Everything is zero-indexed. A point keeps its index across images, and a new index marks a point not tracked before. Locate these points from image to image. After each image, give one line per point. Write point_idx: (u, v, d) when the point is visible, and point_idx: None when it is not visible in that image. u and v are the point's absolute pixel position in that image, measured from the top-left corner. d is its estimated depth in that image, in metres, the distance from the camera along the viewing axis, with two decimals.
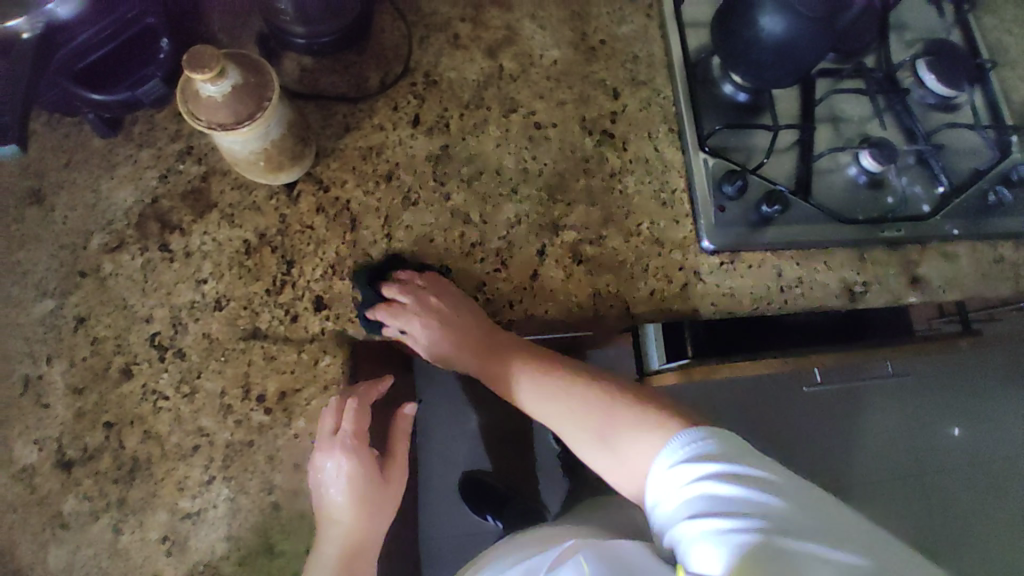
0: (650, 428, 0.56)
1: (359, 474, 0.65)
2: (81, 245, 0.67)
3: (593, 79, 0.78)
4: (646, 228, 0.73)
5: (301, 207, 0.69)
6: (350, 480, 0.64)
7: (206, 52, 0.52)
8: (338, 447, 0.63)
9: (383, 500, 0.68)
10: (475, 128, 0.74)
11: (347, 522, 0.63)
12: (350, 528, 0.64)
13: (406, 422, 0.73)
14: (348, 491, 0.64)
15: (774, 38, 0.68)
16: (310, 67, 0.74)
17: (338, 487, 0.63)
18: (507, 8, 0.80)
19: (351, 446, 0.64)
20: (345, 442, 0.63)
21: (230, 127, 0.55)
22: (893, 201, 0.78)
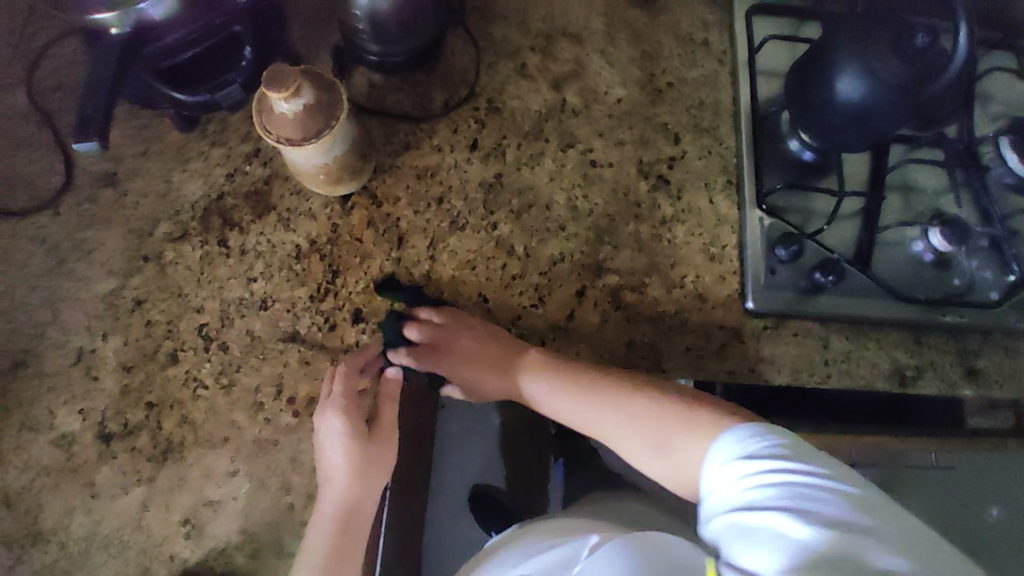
0: (692, 428, 0.54)
1: (349, 442, 0.61)
2: (147, 231, 0.71)
3: (655, 121, 0.77)
4: (690, 281, 0.72)
5: (353, 219, 0.71)
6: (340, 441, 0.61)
7: (285, 71, 0.54)
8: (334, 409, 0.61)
9: (376, 458, 0.61)
10: (530, 160, 0.74)
11: (339, 485, 0.60)
12: (340, 493, 0.60)
13: (392, 387, 0.64)
14: (345, 452, 0.61)
15: (850, 101, 0.65)
16: (379, 84, 0.76)
17: (333, 451, 0.61)
18: (578, 41, 0.80)
19: (342, 405, 0.62)
20: (336, 404, 0.62)
21: (297, 142, 0.57)
22: (959, 283, 0.74)
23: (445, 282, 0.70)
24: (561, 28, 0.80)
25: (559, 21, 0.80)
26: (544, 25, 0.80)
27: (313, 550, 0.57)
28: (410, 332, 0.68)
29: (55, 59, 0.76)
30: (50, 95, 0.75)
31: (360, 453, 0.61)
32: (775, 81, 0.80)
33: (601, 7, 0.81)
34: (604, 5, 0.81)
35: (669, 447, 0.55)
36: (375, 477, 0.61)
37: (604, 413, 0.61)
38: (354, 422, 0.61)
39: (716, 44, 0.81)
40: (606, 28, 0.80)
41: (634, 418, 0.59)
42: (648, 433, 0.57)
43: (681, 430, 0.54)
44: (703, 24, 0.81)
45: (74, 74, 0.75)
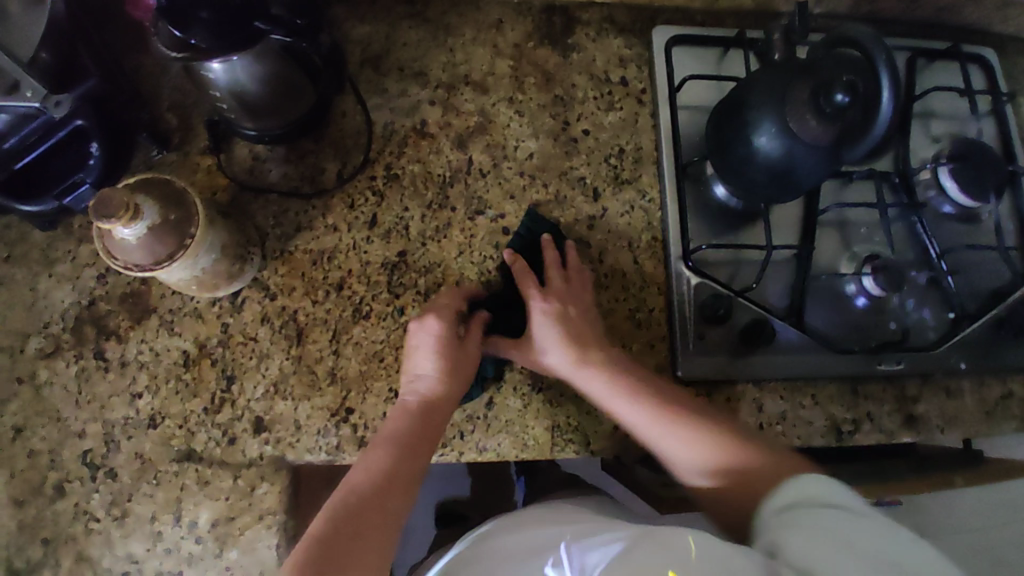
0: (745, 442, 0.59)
1: (447, 355, 0.61)
2: (17, 348, 0.64)
3: (571, 176, 0.71)
4: (616, 351, 0.67)
5: (245, 316, 0.65)
6: (442, 347, 0.61)
7: (115, 196, 0.47)
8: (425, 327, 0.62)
9: (458, 376, 0.61)
10: (437, 233, 0.68)
11: (431, 384, 0.60)
12: (433, 388, 0.60)
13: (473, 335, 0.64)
14: (440, 352, 0.61)
15: (770, 159, 0.61)
16: (263, 156, 0.69)
17: (429, 351, 0.61)
18: (483, 89, 0.73)
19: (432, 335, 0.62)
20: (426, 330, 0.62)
21: (148, 267, 0.51)
22: (895, 327, 0.70)
23: (352, 377, 0.64)
24: (464, 76, 0.73)
25: (461, 68, 0.73)
26: (446, 74, 0.73)
27: (375, 457, 0.56)
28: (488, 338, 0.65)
29: None
30: None
31: (454, 368, 0.61)
32: (698, 119, 0.74)
33: (507, 49, 0.74)
34: (510, 46, 0.74)
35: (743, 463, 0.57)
36: (463, 387, 0.62)
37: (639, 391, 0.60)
38: (454, 331, 0.62)
39: (633, 82, 0.75)
40: (513, 72, 0.74)
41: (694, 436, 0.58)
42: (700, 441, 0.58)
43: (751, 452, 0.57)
44: (619, 60, 0.75)
45: None
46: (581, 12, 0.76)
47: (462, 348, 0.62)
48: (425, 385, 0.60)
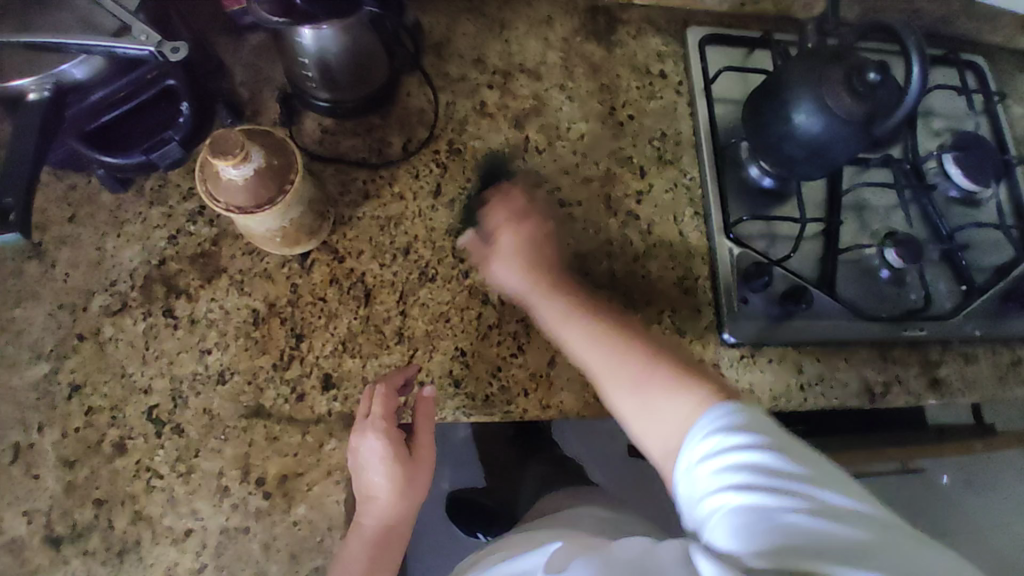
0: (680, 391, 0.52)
1: (397, 473, 0.61)
2: (81, 305, 0.64)
3: (620, 155, 0.76)
4: (667, 316, 0.71)
5: (314, 277, 0.67)
6: (391, 472, 0.61)
7: (230, 137, 0.50)
8: (376, 450, 0.60)
9: (417, 482, 0.63)
10: (498, 203, 0.72)
11: (386, 500, 0.61)
12: (386, 509, 0.61)
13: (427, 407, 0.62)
14: (390, 474, 0.60)
15: (809, 135, 0.67)
16: (331, 128, 0.72)
17: (381, 473, 0.60)
18: (536, 76, 0.78)
19: (384, 429, 0.60)
20: (377, 425, 0.60)
21: (248, 210, 0.53)
22: (916, 298, 0.76)
23: (419, 337, 0.66)
24: (518, 64, 0.78)
25: (516, 57, 0.79)
26: (501, 62, 0.78)
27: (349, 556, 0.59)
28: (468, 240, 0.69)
29: None
30: None
31: (407, 481, 0.62)
32: (731, 110, 0.81)
33: (557, 42, 0.80)
34: (560, 39, 0.80)
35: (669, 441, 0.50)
36: (418, 495, 0.63)
37: (601, 353, 0.59)
38: (403, 447, 0.61)
39: (672, 75, 0.81)
40: (563, 63, 0.79)
41: (646, 385, 0.54)
42: (646, 390, 0.54)
43: (662, 390, 0.53)
44: (658, 56, 0.82)
45: None
46: (623, 13, 0.83)
47: (410, 462, 0.62)
48: (378, 503, 0.61)
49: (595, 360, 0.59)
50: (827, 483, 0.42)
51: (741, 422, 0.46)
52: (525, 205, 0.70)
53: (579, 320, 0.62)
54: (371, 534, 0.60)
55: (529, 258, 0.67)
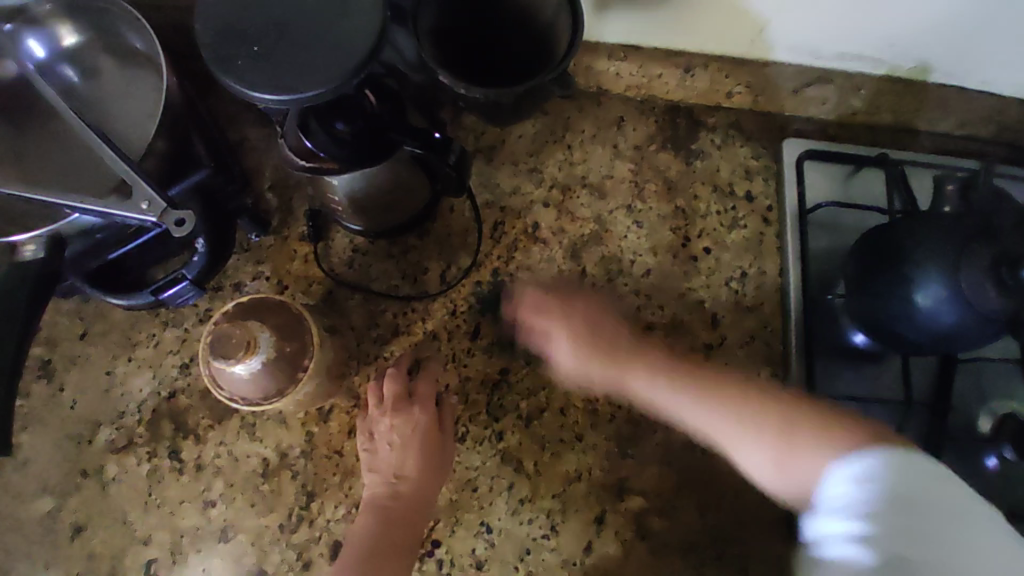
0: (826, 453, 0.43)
1: (409, 439, 0.57)
2: (87, 437, 0.60)
3: (689, 299, 0.66)
4: (728, 501, 0.60)
5: (331, 426, 0.60)
6: (405, 436, 0.57)
7: (231, 332, 0.43)
8: (389, 421, 0.58)
9: (434, 463, 0.58)
10: (542, 351, 0.63)
11: (402, 476, 0.56)
12: (401, 485, 0.56)
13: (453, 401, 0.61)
14: (408, 447, 0.57)
15: (927, 318, 0.55)
16: (364, 248, 0.64)
17: (399, 448, 0.57)
18: (600, 193, 0.68)
19: (411, 407, 0.59)
20: (404, 404, 0.59)
21: (255, 401, 0.46)
22: None
23: (441, 506, 0.59)
24: (580, 177, 0.68)
25: (578, 167, 0.68)
26: (561, 173, 0.68)
27: (356, 531, 0.55)
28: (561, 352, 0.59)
29: None
30: None
31: (426, 453, 0.57)
32: (834, 243, 0.68)
33: (628, 150, 0.69)
34: (631, 147, 0.69)
35: (798, 450, 0.45)
36: (436, 481, 0.58)
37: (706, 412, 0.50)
38: (425, 421, 0.58)
39: (760, 198, 0.70)
40: (633, 177, 0.69)
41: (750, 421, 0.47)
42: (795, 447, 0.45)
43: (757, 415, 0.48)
44: (745, 172, 0.70)
45: None
46: (708, 116, 0.71)
47: (436, 441, 0.58)
48: (396, 483, 0.56)
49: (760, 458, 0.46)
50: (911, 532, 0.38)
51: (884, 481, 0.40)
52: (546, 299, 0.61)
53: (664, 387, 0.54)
54: (385, 512, 0.55)
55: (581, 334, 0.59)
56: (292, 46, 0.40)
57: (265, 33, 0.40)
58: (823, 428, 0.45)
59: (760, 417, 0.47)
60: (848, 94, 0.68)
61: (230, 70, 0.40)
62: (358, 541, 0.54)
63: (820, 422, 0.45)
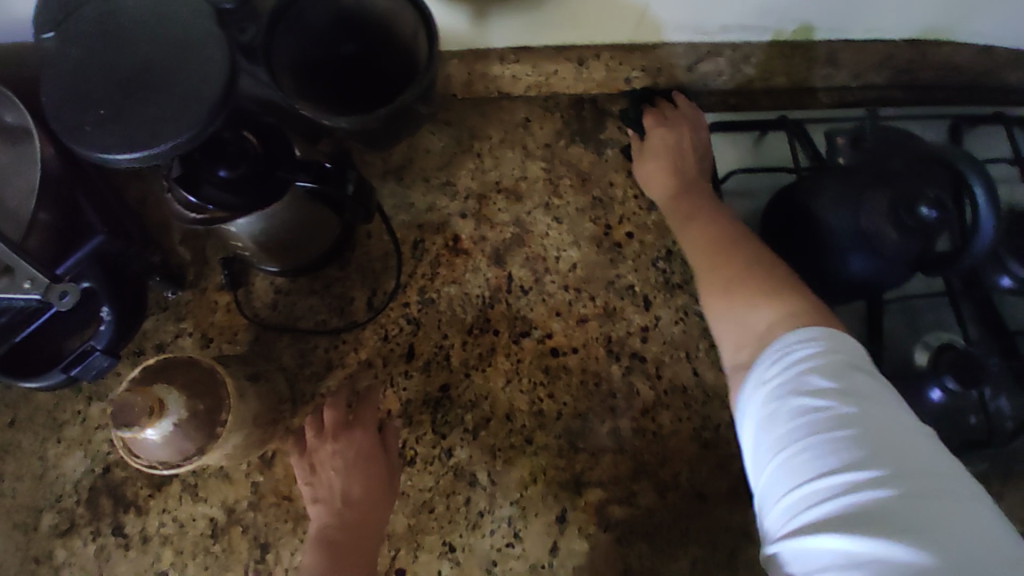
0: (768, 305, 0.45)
1: (353, 461, 0.56)
2: (28, 526, 0.58)
3: (619, 285, 0.66)
4: (685, 479, 0.61)
5: (277, 473, 0.59)
6: (349, 459, 0.56)
7: (133, 400, 0.42)
8: (331, 447, 0.57)
9: (380, 486, 0.56)
10: (480, 361, 0.62)
11: (347, 500, 0.55)
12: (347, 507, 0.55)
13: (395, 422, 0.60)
14: (350, 471, 0.56)
15: (845, 269, 0.57)
16: (285, 288, 0.63)
17: (341, 471, 0.56)
18: (516, 195, 0.68)
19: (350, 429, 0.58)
20: (342, 427, 0.58)
21: (175, 464, 0.45)
22: (976, 422, 0.66)
23: (400, 534, 0.58)
24: (494, 183, 0.68)
25: (491, 174, 0.69)
26: (475, 182, 0.68)
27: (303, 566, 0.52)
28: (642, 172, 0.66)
29: None
30: None
31: (369, 474, 0.56)
32: (750, 208, 0.69)
33: (537, 149, 0.70)
34: (541, 147, 0.70)
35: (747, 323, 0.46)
36: (384, 502, 0.56)
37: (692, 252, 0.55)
38: (370, 442, 0.58)
39: None
40: (547, 175, 0.69)
41: (741, 287, 0.48)
42: (735, 292, 0.48)
43: (748, 294, 0.47)
44: None
45: None
46: (612, 104, 0.72)
47: (381, 459, 0.58)
48: (342, 509, 0.55)
49: (757, 321, 0.45)
50: (883, 450, 0.35)
51: (809, 374, 0.39)
52: (670, 140, 0.65)
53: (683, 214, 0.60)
54: (330, 541, 0.53)
55: (676, 181, 0.63)
56: (139, 103, 0.40)
57: (113, 95, 0.40)
58: (775, 289, 0.46)
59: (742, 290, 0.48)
60: (740, 64, 0.69)
61: (80, 139, 0.39)
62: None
63: (779, 288, 0.46)
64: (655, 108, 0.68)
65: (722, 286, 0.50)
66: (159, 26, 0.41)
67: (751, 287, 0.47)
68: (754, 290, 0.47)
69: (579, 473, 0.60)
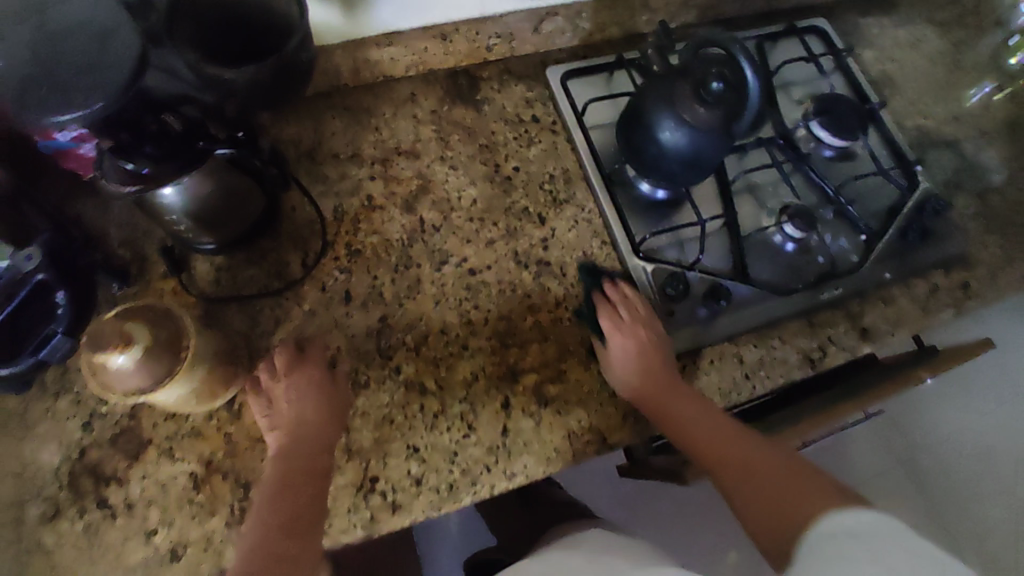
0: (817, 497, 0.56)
1: (306, 388, 0.64)
2: (10, 522, 0.61)
3: (515, 209, 0.78)
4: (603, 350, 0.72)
5: (246, 420, 0.65)
6: (302, 386, 0.63)
7: (105, 328, 0.49)
8: (286, 383, 0.64)
9: (331, 414, 0.63)
10: (409, 292, 0.72)
11: (300, 423, 0.62)
12: (298, 430, 0.61)
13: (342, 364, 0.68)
14: (301, 402, 0.63)
15: (678, 149, 0.69)
16: (225, 265, 0.71)
17: (291, 400, 0.63)
18: (416, 155, 0.79)
19: (298, 366, 0.65)
20: (291, 368, 0.65)
21: (150, 388, 0.51)
22: (824, 260, 0.80)
23: (369, 447, 0.66)
24: (395, 148, 0.79)
25: (390, 142, 0.80)
26: (378, 150, 0.79)
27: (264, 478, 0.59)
28: (614, 360, 0.69)
29: None
30: None
31: (321, 402, 0.63)
32: (608, 132, 0.84)
33: (426, 116, 0.82)
34: (428, 113, 0.82)
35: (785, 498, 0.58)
36: (336, 426, 0.63)
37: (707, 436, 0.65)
38: (322, 379, 0.65)
39: (544, 117, 0.84)
40: (438, 135, 0.81)
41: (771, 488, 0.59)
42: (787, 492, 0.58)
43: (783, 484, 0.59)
44: (526, 102, 0.85)
45: None
46: (481, 71, 0.85)
47: (331, 394, 0.65)
48: (298, 433, 0.61)
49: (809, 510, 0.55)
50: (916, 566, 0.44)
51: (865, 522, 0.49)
52: (631, 323, 0.70)
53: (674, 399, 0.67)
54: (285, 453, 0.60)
55: (649, 370, 0.68)
56: (69, 79, 0.49)
57: (44, 79, 0.49)
58: (807, 488, 0.58)
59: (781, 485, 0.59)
60: (575, 20, 0.85)
61: (29, 111, 0.48)
62: (266, 487, 0.58)
63: (809, 489, 0.57)
64: (610, 306, 0.71)
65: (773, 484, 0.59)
66: (71, 26, 0.52)
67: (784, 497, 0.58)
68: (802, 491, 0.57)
69: (514, 364, 0.70)
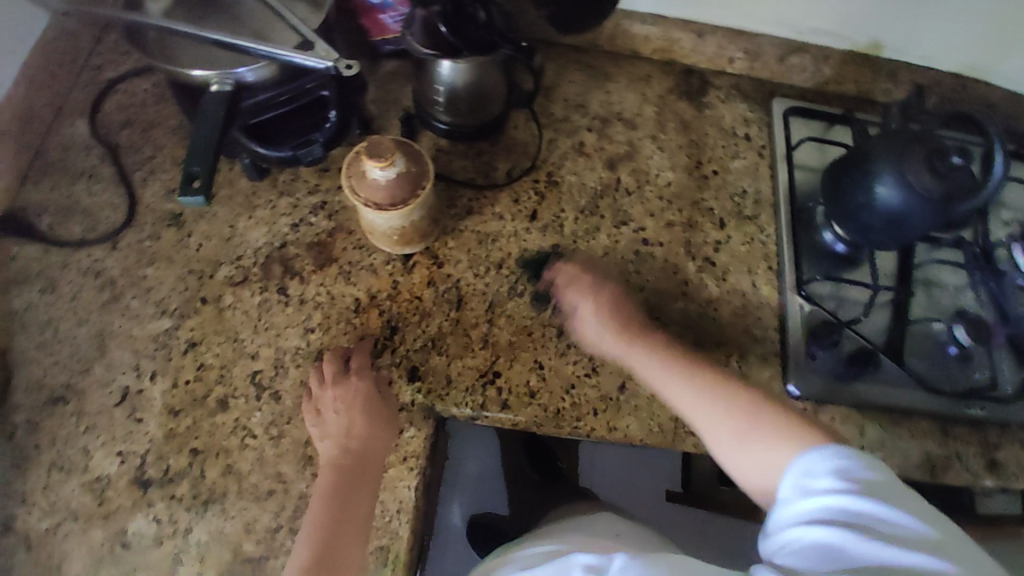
0: (789, 443, 0.54)
1: (350, 404, 0.65)
2: (208, 273, 0.72)
3: (702, 206, 0.82)
4: (734, 360, 0.75)
5: (414, 278, 0.73)
6: (347, 401, 0.65)
7: (384, 143, 0.58)
8: (332, 392, 0.66)
9: (376, 422, 0.66)
10: (586, 234, 0.78)
11: (347, 436, 0.64)
12: (343, 443, 0.64)
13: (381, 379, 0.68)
14: (346, 414, 0.65)
15: (887, 206, 0.70)
16: (445, 148, 0.80)
17: (336, 411, 0.65)
18: (632, 125, 0.85)
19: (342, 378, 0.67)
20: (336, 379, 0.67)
21: (383, 206, 0.61)
22: (981, 377, 0.78)
23: (503, 345, 0.71)
24: (617, 113, 0.86)
25: (615, 106, 0.86)
26: (602, 109, 0.86)
27: (317, 490, 0.62)
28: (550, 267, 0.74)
29: (122, 97, 0.79)
30: (125, 136, 0.77)
31: (367, 415, 0.65)
32: (810, 176, 0.86)
33: (653, 97, 0.88)
34: (655, 96, 0.88)
35: (758, 443, 0.56)
36: (380, 435, 0.66)
37: (682, 390, 0.63)
38: (368, 393, 0.66)
39: (755, 138, 0.87)
40: (657, 116, 0.87)
41: (754, 437, 0.56)
42: (750, 437, 0.57)
43: (765, 437, 0.55)
44: (745, 120, 0.88)
45: (151, 113, 0.78)
46: (715, 78, 0.90)
47: (376, 408, 0.66)
48: (347, 443, 0.64)
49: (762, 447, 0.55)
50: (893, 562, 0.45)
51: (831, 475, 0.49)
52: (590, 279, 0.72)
53: (657, 361, 0.66)
54: (337, 472, 0.63)
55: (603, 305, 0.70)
56: None
57: None
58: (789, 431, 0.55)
59: (758, 431, 0.56)
60: (821, 64, 0.88)
61: None
62: (320, 495, 0.61)
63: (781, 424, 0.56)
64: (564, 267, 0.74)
65: (749, 409, 0.59)
66: None
67: (742, 426, 0.57)
68: (773, 435, 0.55)
69: None
